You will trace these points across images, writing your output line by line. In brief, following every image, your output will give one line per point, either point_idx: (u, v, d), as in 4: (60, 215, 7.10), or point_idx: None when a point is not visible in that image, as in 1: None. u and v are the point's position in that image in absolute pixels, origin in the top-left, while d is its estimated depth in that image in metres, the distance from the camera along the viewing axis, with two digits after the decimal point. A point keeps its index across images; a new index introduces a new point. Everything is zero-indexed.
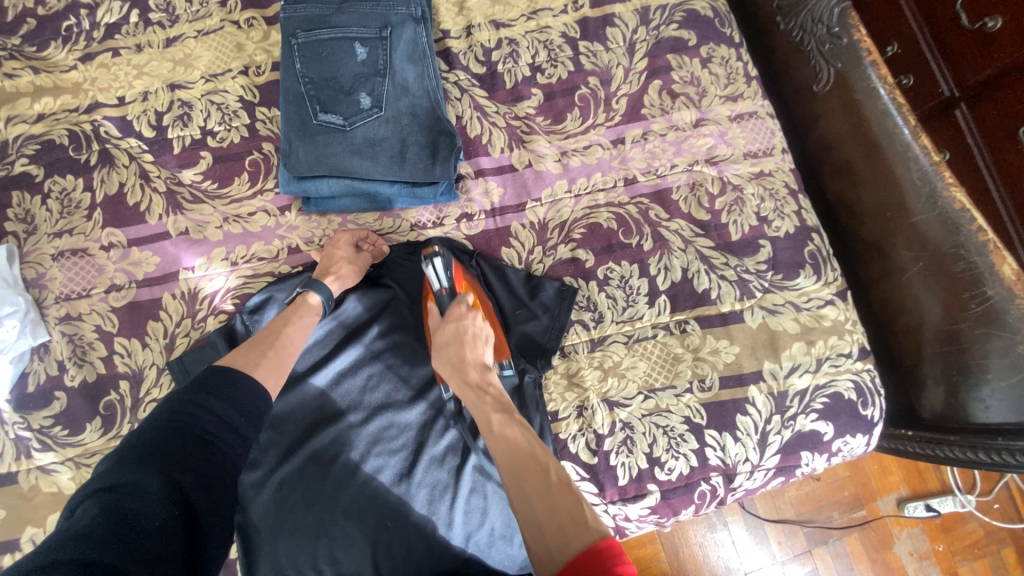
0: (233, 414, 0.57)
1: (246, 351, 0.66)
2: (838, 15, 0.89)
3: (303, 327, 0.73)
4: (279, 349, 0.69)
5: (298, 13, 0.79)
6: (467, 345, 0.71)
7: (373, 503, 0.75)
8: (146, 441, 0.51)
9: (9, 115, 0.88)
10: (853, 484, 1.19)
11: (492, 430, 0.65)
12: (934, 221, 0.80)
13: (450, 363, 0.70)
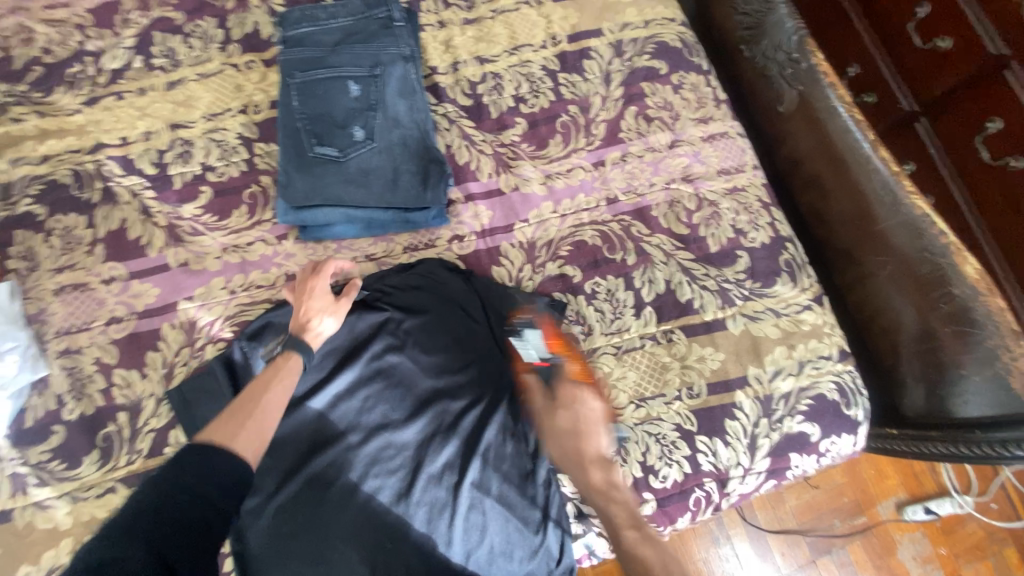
0: (212, 490, 0.55)
1: (223, 424, 0.63)
2: (796, 42, 0.97)
3: (284, 386, 0.71)
4: (260, 414, 0.66)
5: (295, 55, 0.84)
6: (585, 436, 0.74)
7: (372, 525, 0.75)
8: (125, 528, 0.50)
9: (14, 157, 0.91)
10: (852, 490, 1.21)
11: (623, 547, 0.69)
12: (900, 227, 0.85)
13: (569, 454, 0.74)
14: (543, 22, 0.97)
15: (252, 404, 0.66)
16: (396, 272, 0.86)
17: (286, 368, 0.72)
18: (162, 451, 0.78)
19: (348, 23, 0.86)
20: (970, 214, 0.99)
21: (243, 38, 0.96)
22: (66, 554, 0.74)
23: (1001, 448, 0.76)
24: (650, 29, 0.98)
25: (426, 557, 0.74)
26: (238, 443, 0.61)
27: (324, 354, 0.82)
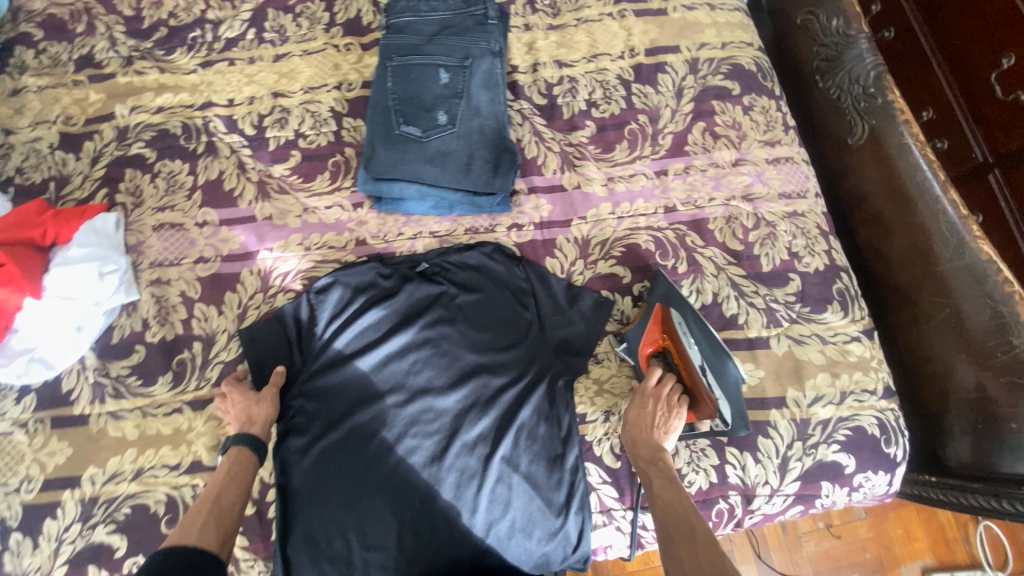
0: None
1: (181, 531, 0.67)
2: (874, 77, 0.97)
3: (237, 479, 0.75)
4: (215, 510, 0.71)
5: (395, 41, 0.92)
6: (645, 424, 0.77)
7: (405, 481, 0.79)
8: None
9: (135, 105, 1.03)
10: (875, 547, 1.17)
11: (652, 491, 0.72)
12: (963, 270, 0.84)
13: (629, 432, 0.78)
14: (624, 34, 1.02)
15: (205, 505, 0.71)
16: (454, 250, 0.92)
17: (235, 458, 0.77)
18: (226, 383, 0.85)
19: (446, 16, 0.93)
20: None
21: (346, 22, 1.06)
22: (129, 463, 0.82)
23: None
24: (727, 51, 1.01)
25: (452, 520, 0.78)
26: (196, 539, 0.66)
27: (375, 317, 0.87)
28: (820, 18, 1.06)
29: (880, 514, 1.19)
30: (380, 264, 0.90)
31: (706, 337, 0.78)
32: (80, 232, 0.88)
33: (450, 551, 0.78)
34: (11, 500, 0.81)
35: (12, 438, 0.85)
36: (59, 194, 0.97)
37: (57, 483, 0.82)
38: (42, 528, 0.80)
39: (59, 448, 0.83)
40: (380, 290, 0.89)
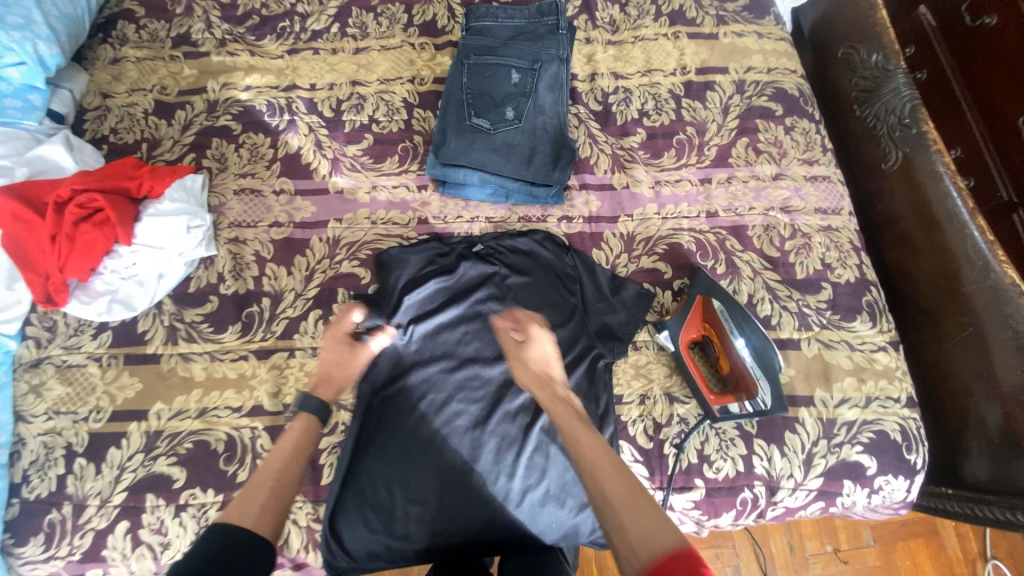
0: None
1: (240, 503, 0.62)
2: (909, 109, 1.03)
3: (298, 451, 0.70)
4: (278, 485, 0.65)
5: (473, 43, 1.02)
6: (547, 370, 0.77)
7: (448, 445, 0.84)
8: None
9: (225, 82, 1.12)
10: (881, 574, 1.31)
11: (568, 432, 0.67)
12: (987, 291, 0.88)
13: (530, 378, 0.77)
14: (677, 54, 1.10)
15: (266, 478, 0.66)
16: (507, 235, 0.98)
17: (298, 427, 0.73)
18: (290, 337, 0.92)
19: (521, 24, 1.03)
20: None
21: (423, 24, 1.16)
22: (194, 402, 0.88)
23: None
24: (772, 76, 1.09)
25: (488, 485, 0.82)
26: (253, 521, 0.61)
27: (431, 288, 0.93)
28: (861, 53, 1.13)
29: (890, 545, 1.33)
30: (439, 243, 0.97)
31: (752, 330, 0.83)
32: (172, 188, 0.96)
33: (484, 515, 0.81)
34: (79, 427, 0.87)
35: (86, 370, 0.91)
36: (150, 155, 1.06)
37: (124, 415, 0.87)
38: (106, 456, 0.85)
39: (129, 383, 0.89)
40: (437, 266, 0.95)
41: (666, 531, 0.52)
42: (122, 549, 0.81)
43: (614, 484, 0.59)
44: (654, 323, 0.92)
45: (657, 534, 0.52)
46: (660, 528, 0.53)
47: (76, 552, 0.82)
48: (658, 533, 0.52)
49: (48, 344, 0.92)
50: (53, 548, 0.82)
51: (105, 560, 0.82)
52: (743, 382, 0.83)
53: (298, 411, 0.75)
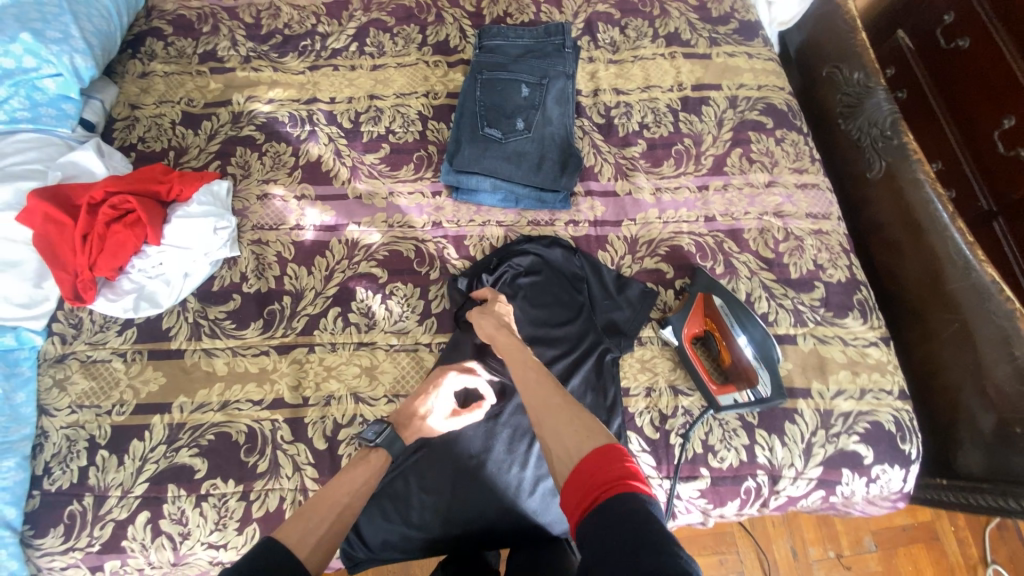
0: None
1: (301, 525, 0.64)
2: (890, 122, 1.10)
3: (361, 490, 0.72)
4: (337, 521, 0.67)
5: (485, 61, 1.10)
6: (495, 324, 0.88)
7: (462, 438, 0.87)
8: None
9: (249, 95, 1.19)
10: None
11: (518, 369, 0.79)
12: (969, 289, 0.94)
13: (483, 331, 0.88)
14: (674, 72, 1.19)
15: (329, 510, 0.67)
16: (515, 243, 1.02)
17: (373, 462, 0.76)
18: (310, 333, 0.96)
19: (530, 43, 1.12)
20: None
21: (436, 43, 1.24)
22: (216, 395, 0.91)
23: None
24: (763, 92, 1.17)
25: (499, 477, 0.85)
26: (305, 554, 0.60)
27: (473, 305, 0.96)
28: (843, 72, 1.22)
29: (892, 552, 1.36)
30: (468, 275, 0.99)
31: (754, 328, 0.88)
32: (200, 193, 1.01)
33: (496, 505, 0.83)
34: (102, 420, 0.90)
35: (110, 365, 0.94)
36: (177, 162, 1.11)
37: (147, 408, 0.90)
38: (129, 448, 0.87)
39: (152, 378, 0.92)
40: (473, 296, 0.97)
41: (595, 437, 0.63)
42: (142, 539, 0.83)
43: (554, 410, 0.70)
44: (657, 321, 0.96)
45: (588, 441, 0.63)
46: (590, 435, 0.64)
47: (95, 543, 0.83)
48: (588, 438, 0.63)
49: (73, 340, 0.95)
50: (73, 539, 0.83)
51: (125, 551, 0.83)
52: (745, 373, 0.87)
53: (380, 448, 0.77)
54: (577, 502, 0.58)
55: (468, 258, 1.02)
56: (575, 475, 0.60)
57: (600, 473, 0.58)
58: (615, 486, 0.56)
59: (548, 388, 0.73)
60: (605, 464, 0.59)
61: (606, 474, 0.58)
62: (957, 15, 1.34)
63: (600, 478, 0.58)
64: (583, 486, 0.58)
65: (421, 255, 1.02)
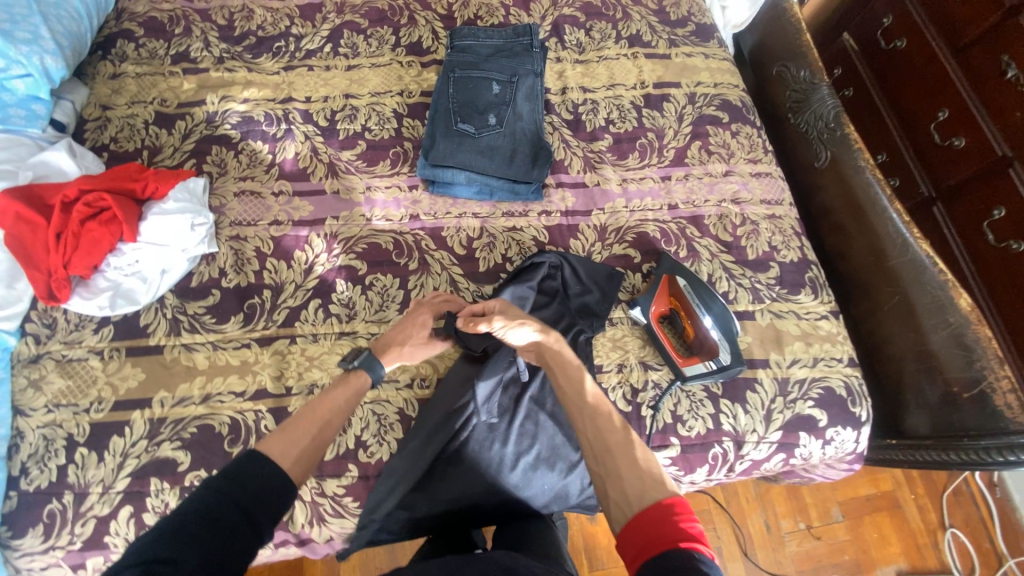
0: (261, 504, 0.60)
1: (283, 437, 0.68)
2: (834, 115, 1.19)
3: (344, 404, 0.77)
4: (320, 432, 0.72)
5: (457, 60, 1.15)
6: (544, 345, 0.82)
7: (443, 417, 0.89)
8: (170, 536, 0.53)
9: (224, 94, 1.20)
10: (852, 549, 1.44)
11: (572, 393, 0.75)
12: (908, 264, 1.03)
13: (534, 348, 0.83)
14: (636, 70, 1.26)
15: (312, 424, 0.72)
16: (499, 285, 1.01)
17: (353, 384, 0.80)
18: (292, 324, 0.97)
19: (500, 43, 1.18)
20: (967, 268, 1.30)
21: (409, 44, 1.28)
22: (198, 389, 0.92)
23: (994, 454, 0.90)
24: (718, 89, 1.25)
25: (479, 453, 0.88)
26: (288, 464, 0.66)
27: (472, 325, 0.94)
28: (791, 70, 1.31)
29: (858, 521, 1.46)
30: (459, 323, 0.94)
31: (716, 308, 0.95)
32: (176, 190, 1.01)
33: (477, 481, 0.86)
34: (80, 418, 0.89)
35: (86, 363, 0.93)
36: (151, 161, 1.12)
37: (126, 404, 0.90)
38: (108, 444, 0.87)
39: (131, 374, 0.92)
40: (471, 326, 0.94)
41: (657, 487, 0.62)
42: (125, 534, 0.83)
43: (610, 446, 0.68)
44: (626, 301, 1.02)
45: (648, 487, 0.62)
46: (651, 483, 0.63)
47: (76, 541, 0.83)
48: (649, 488, 0.62)
49: (48, 340, 0.95)
50: (53, 538, 0.83)
51: (108, 547, 0.83)
52: (709, 345, 0.94)
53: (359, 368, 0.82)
54: (632, 548, 0.59)
55: (446, 249, 1.06)
56: (632, 523, 0.60)
57: (661, 530, 0.57)
58: (675, 545, 0.55)
59: (606, 421, 0.70)
60: (663, 522, 0.58)
61: (667, 532, 0.57)
62: (894, 18, 1.46)
63: (658, 533, 0.57)
64: (637, 536, 0.59)
65: (400, 247, 1.05)
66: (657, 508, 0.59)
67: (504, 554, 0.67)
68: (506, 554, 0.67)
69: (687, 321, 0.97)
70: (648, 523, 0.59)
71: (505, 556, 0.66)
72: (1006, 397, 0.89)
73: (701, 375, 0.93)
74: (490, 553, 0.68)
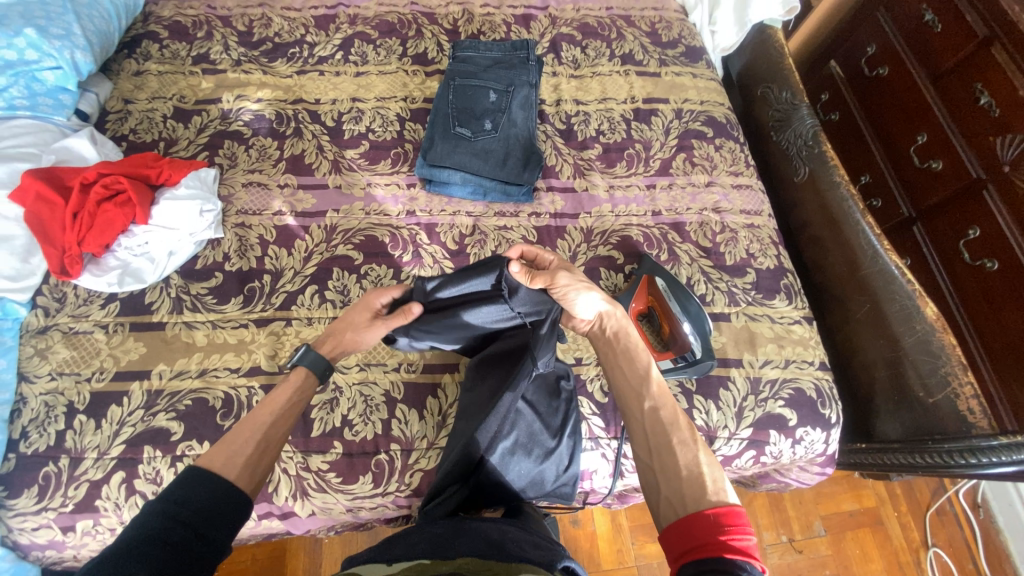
0: (209, 516, 0.60)
1: (222, 451, 0.68)
2: (812, 134, 1.26)
3: (288, 408, 0.77)
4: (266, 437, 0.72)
5: (458, 70, 1.23)
6: (616, 330, 0.82)
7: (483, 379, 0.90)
8: (117, 564, 0.53)
9: (239, 94, 1.28)
10: (834, 564, 1.44)
11: (633, 384, 0.75)
12: (878, 274, 1.07)
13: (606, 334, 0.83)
14: (628, 86, 1.34)
15: (256, 430, 0.72)
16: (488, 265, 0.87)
17: (295, 382, 0.80)
18: (288, 308, 1.03)
19: (498, 55, 1.27)
20: (947, 285, 1.34)
21: (416, 55, 1.36)
22: (195, 364, 0.96)
23: (958, 456, 0.90)
24: (705, 106, 1.32)
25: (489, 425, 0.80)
26: (234, 475, 0.65)
27: (454, 294, 0.87)
28: (774, 91, 1.39)
29: (839, 535, 1.47)
30: (495, 275, 0.86)
31: (690, 310, 1.00)
32: (188, 178, 1.08)
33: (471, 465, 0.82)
34: (81, 387, 0.93)
35: (91, 336, 0.98)
36: (167, 152, 1.19)
37: (126, 376, 0.95)
38: (106, 412, 0.91)
39: (133, 348, 0.97)
40: (477, 290, 0.88)
41: (713, 495, 0.62)
42: (115, 499, 0.87)
43: (661, 438, 0.69)
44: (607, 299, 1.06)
45: (705, 491, 0.62)
46: (710, 490, 0.62)
47: (68, 503, 0.86)
48: (702, 491, 0.62)
49: (56, 313, 1.00)
50: (46, 499, 0.86)
51: (98, 510, 0.87)
52: (683, 342, 0.99)
53: (295, 366, 0.81)
54: (677, 546, 0.59)
55: (439, 244, 1.12)
56: (680, 522, 0.60)
57: (709, 534, 0.57)
58: (723, 555, 0.55)
59: (669, 417, 0.70)
60: (714, 529, 0.58)
61: (714, 539, 0.57)
62: (878, 47, 1.54)
63: (704, 539, 0.57)
64: (684, 534, 0.59)
65: (395, 240, 1.11)
66: (710, 516, 0.59)
67: (492, 528, 0.71)
68: (495, 528, 0.71)
69: (665, 318, 1.02)
70: (696, 527, 0.58)
71: (495, 530, 0.70)
72: (969, 403, 0.92)
73: (674, 369, 0.98)
74: (478, 524, 0.71)
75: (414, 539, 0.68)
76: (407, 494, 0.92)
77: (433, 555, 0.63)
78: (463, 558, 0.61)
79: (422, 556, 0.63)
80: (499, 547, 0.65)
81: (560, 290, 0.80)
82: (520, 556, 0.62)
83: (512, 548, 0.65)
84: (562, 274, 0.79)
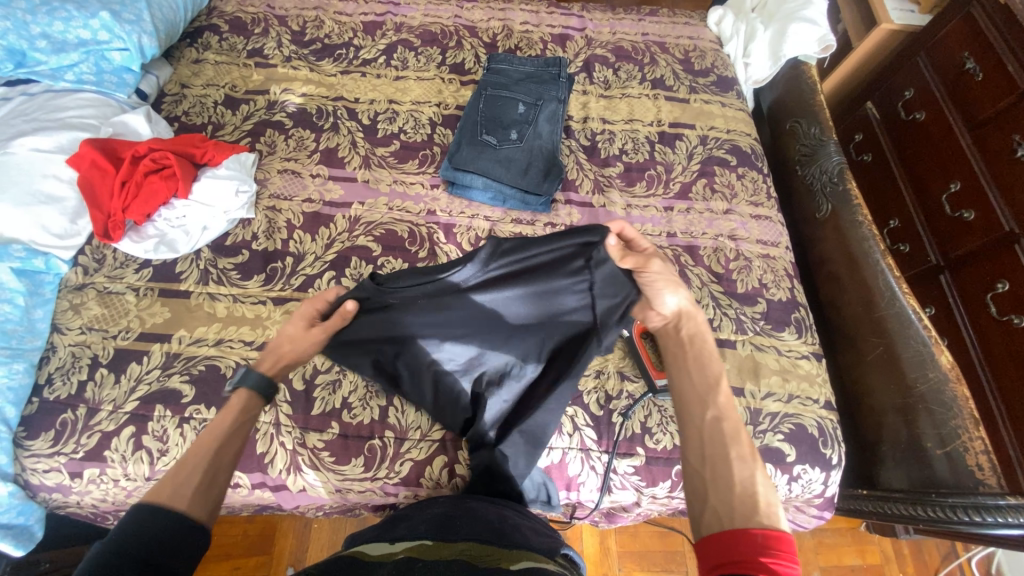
0: (164, 546, 0.57)
1: (172, 480, 0.63)
2: (837, 171, 1.25)
3: (238, 428, 0.73)
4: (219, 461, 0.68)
5: (491, 81, 1.28)
6: (698, 337, 0.80)
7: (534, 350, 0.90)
8: None
9: (285, 87, 1.36)
10: None
11: (699, 389, 0.74)
12: (895, 317, 1.05)
13: (680, 334, 0.82)
14: (655, 110, 1.36)
15: (209, 451, 0.68)
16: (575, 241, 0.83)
17: (239, 405, 0.75)
18: (305, 290, 1.07)
19: (531, 70, 1.32)
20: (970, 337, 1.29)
21: (453, 64, 1.43)
22: (213, 333, 1.02)
23: (962, 512, 0.87)
24: (730, 135, 1.34)
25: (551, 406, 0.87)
26: (188, 501, 0.62)
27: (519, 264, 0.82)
28: (803, 126, 1.38)
29: None
30: (587, 240, 0.83)
31: None
32: (229, 160, 1.15)
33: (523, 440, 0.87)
34: (107, 342, 1.00)
35: (122, 297, 1.05)
36: (213, 135, 1.27)
37: (148, 337, 1.00)
38: (126, 369, 0.97)
39: (158, 311, 1.03)
40: (551, 264, 0.84)
41: (762, 514, 0.60)
42: (123, 451, 0.92)
43: (719, 448, 0.67)
44: None
45: (756, 510, 0.60)
46: (762, 509, 0.60)
47: (80, 450, 0.92)
48: (752, 506, 0.60)
49: (95, 273, 1.07)
50: (61, 444, 0.92)
51: (105, 460, 0.91)
52: None
53: (238, 387, 0.76)
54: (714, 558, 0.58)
55: (455, 244, 1.15)
56: (721, 536, 0.59)
57: (752, 552, 0.56)
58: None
59: (730, 430, 0.68)
60: (759, 547, 0.56)
61: (758, 558, 0.55)
62: (916, 92, 1.52)
63: (743, 555, 0.56)
64: (726, 548, 0.58)
65: (414, 236, 1.15)
66: (757, 535, 0.57)
67: (493, 512, 0.73)
68: (495, 513, 0.72)
69: None
70: (741, 543, 0.57)
71: (495, 515, 0.71)
72: (978, 458, 0.89)
73: None
74: (479, 509, 0.73)
75: (416, 520, 0.69)
76: (396, 482, 0.94)
77: (435, 537, 0.64)
78: (466, 543, 0.62)
79: (423, 536, 0.64)
80: (500, 534, 0.66)
81: (650, 276, 0.83)
82: (521, 544, 0.64)
83: (513, 535, 0.66)
84: (655, 262, 0.83)
